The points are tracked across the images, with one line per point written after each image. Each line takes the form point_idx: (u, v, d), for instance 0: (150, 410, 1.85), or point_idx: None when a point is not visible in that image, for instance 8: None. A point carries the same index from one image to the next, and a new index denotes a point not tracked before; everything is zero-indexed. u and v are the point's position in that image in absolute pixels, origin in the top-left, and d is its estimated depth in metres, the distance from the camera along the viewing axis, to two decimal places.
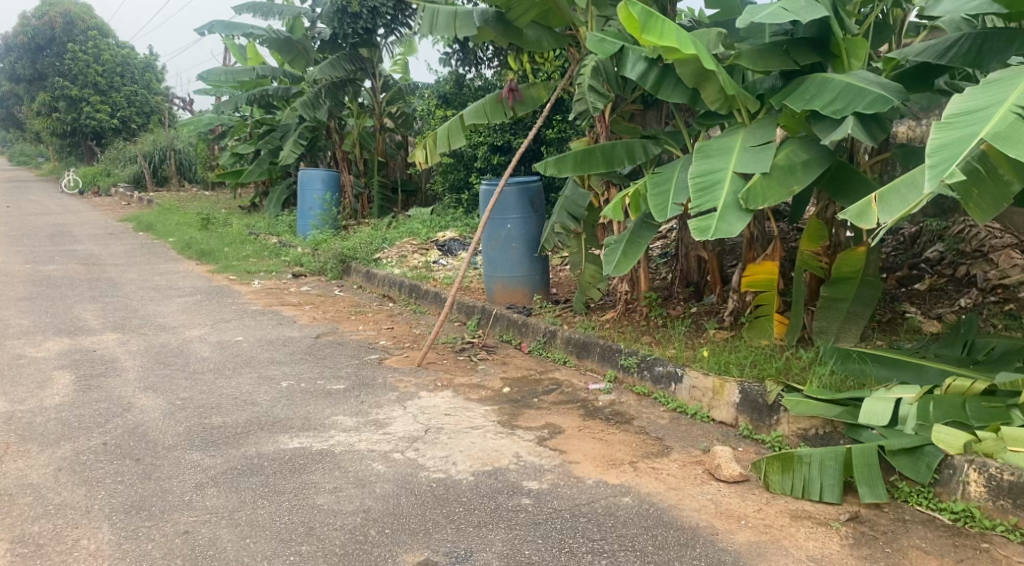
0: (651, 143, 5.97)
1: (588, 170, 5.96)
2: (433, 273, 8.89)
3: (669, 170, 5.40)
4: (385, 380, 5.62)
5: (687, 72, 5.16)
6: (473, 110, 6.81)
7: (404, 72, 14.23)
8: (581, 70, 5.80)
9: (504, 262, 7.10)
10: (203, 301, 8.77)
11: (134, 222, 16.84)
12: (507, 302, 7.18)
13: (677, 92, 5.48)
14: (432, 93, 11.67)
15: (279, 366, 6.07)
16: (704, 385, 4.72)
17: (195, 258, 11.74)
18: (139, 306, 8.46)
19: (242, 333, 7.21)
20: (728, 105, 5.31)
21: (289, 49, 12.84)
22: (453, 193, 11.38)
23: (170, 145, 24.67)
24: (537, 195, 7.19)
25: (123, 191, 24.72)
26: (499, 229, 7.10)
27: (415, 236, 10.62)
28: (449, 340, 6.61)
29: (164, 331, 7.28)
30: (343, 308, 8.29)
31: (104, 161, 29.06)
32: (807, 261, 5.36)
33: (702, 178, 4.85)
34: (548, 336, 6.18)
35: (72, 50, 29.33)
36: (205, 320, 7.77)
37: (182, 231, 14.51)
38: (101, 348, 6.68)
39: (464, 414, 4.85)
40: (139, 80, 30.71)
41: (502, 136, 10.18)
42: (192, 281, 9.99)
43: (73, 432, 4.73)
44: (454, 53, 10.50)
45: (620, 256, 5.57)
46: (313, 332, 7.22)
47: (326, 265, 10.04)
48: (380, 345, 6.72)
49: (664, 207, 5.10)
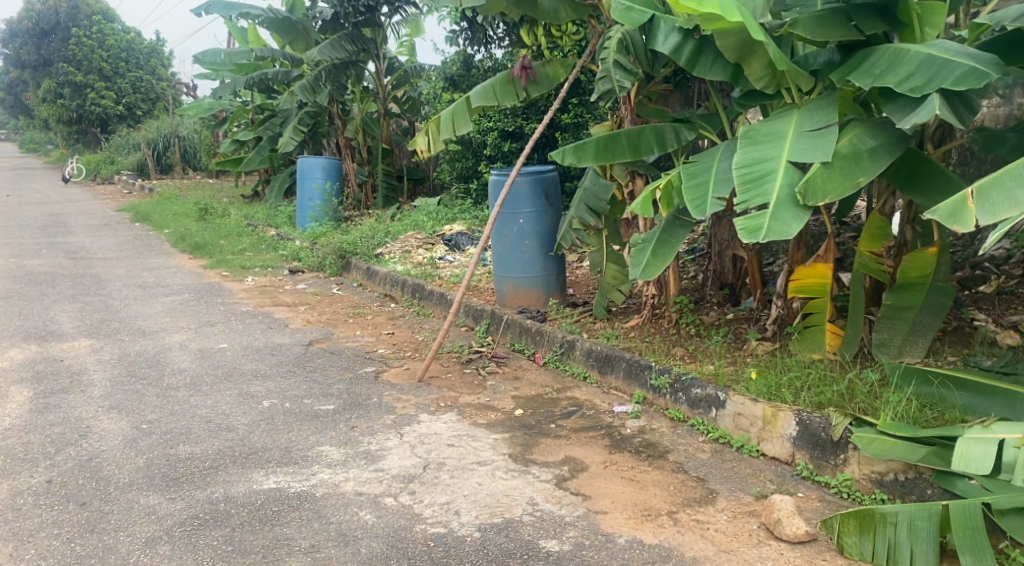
0: (684, 126, 5.25)
1: (612, 159, 5.25)
2: (438, 270, 8.20)
3: (707, 159, 4.66)
4: (380, 400, 4.94)
5: (729, 44, 4.49)
6: (481, 91, 6.10)
7: (410, 54, 13.50)
8: (605, 43, 5.08)
9: (516, 261, 6.41)
10: (190, 300, 8.12)
11: (131, 212, 16.23)
12: (519, 305, 6.48)
13: (716, 68, 4.76)
14: (439, 75, 10.96)
15: (264, 381, 5.41)
16: (752, 413, 4.01)
17: (188, 252, 11.09)
18: (121, 307, 7.82)
19: (227, 339, 6.56)
20: (776, 83, 4.59)
21: (289, 30, 12.22)
22: (461, 182, 10.68)
23: (174, 132, 24.05)
24: (553, 185, 6.45)
25: (127, 179, 24.17)
26: (510, 225, 6.40)
27: (420, 229, 9.92)
28: (454, 349, 5.92)
29: (143, 337, 6.63)
30: (340, 309, 7.61)
31: (109, 148, 28.53)
32: (867, 263, 4.60)
33: (748, 170, 4.13)
34: (566, 346, 5.47)
35: (77, 35, 28.75)
36: (190, 323, 7.12)
37: (179, 222, 13.87)
38: (70, 358, 6.04)
39: (470, 445, 4.16)
40: (144, 66, 30.16)
41: (513, 122, 9.46)
42: (182, 277, 9.34)
43: (15, 466, 4.08)
44: (461, 32, 9.81)
45: (650, 258, 4.85)
46: (306, 338, 6.55)
47: (325, 260, 9.37)
48: (377, 355, 6.03)
49: (703, 204, 4.39)
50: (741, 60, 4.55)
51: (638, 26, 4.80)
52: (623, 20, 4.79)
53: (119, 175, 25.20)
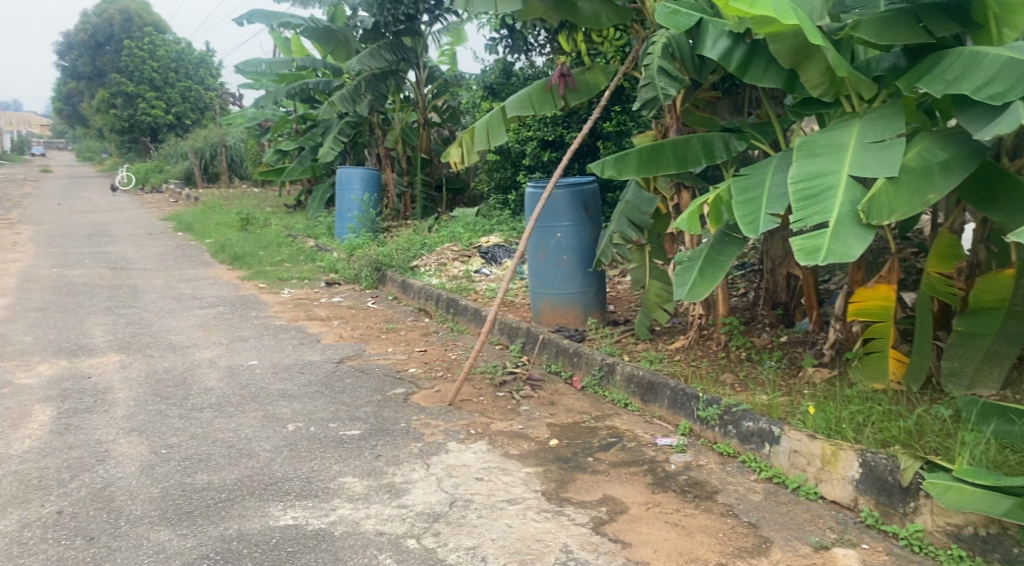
0: (735, 137, 4.93)
1: (656, 170, 4.95)
2: (474, 284, 7.95)
3: (760, 171, 4.35)
4: (407, 425, 4.69)
5: (784, 49, 4.17)
6: (518, 99, 5.85)
7: (451, 62, 13.32)
8: (649, 49, 4.78)
9: (553, 277, 6.12)
10: (224, 314, 8.00)
11: (175, 222, 16.33)
12: (557, 323, 6.19)
13: (770, 75, 4.43)
14: (478, 83, 10.73)
15: (290, 402, 5.20)
16: (809, 451, 3.68)
17: (226, 262, 11.03)
18: (155, 320, 7.72)
19: (257, 355, 6.39)
20: (835, 91, 4.25)
21: (329, 40, 12.13)
22: (500, 193, 10.43)
23: (220, 141, 24.30)
24: (593, 198, 6.16)
25: (174, 187, 24.49)
26: (547, 239, 6.11)
27: (457, 241, 9.69)
28: (488, 369, 5.65)
29: (172, 352, 6.49)
30: (374, 324, 7.40)
31: (159, 157, 29.01)
32: (935, 285, 4.21)
33: (804, 184, 3.80)
34: (605, 370, 5.16)
35: (129, 46, 29.29)
36: (221, 337, 6.98)
37: (220, 232, 13.87)
38: (98, 374, 5.92)
39: (501, 480, 3.89)
40: (193, 76, 30.58)
41: (554, 130, 9.19)
42: (218, 289, 9.23)
43: (27, 494, 3.91)
44: (502, 39, 9.59)
45: (697, 278, 4.54)
46: (336, 355, 6.34)
47: (360, 272, 9.19)
48: (408, 374, 5.79)
49: (755, 222, 4.09)
50: (797, 65, 4.23)
51: (684, 30, 4.50)
52: (668, 24, 4.52)
53: (166, 184, 25.56)
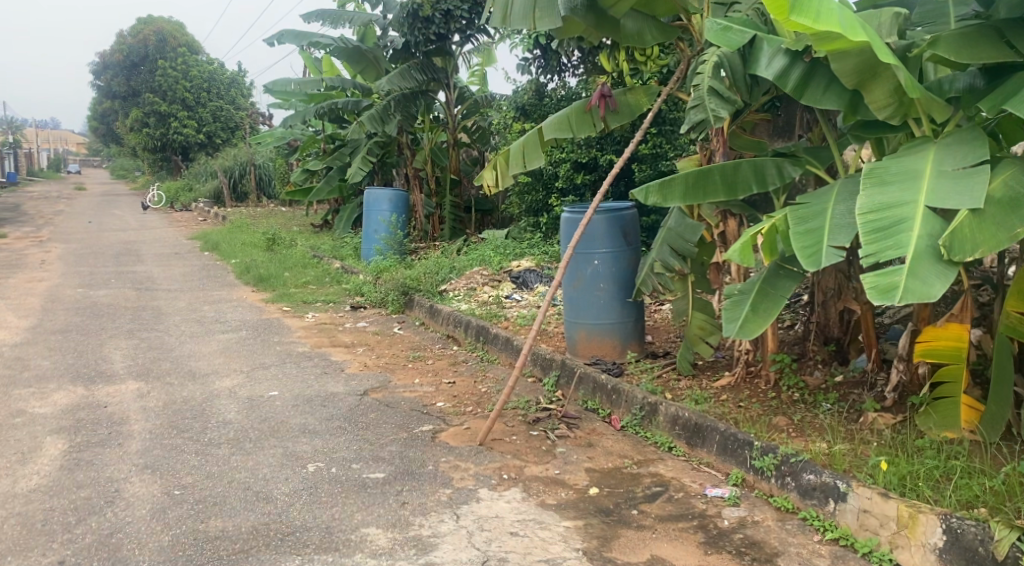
0: (789, 162, 4.59)
1: (703, 197, 4.62)
2: (504, 311, 7.65)
3: (821, 201, 4.02)
4: (435, 468, 4.38)
5: (848, 68, 3.90)
6: (555, 121, 5.57)
7: (481, 83, 13.12)
8: (699, 68, 4.45)
9: (590, 306, 5.79)
10: (247, 339, 7.75)
11: (202, 241, 16.23)
12: (593, 355, 5.85)
13: (830, 96, 4.12)
14: (509, 104, 10.48)
15: (311, 438, 4.90)
16: (882, 512, 3.37)
17: (251, 284, 10.84)
18: (176, 345, 7.49)
19: (278, 385, 6.11)
20: (903, 113, 3.96)
21: (359, 59, 11.99)
22: (531, 216, 10.15)
23: (250, 160, 24.34)
24: (632, 223, 5.84)
25: (203, 206, 24.52)
26: (584, 266, 5.79)
27: (486, 265, 9.40)
28: (520, 405, 5.32)
29: (192, 381, 6.25)
30: (400, 352, 7.12)
31: (190, 175, 29.17)
32: (1015, 325, 3.85)
33: (875, 215, 3.48)
34: (647, 410, 4.82)
35: (162, 66, 29.52)
36: (242, 365, 6.72)
37: (247, 252, 13.71)
38: (114, 404, 5.67)
39: (538, 535, 3.57)
40: (224, 95, 30.77)
41: (587, 152, 8.91)
42: (241, 313, 9.02)
43: (30, 541, 3.65)
44: (534, 59, 9.36)
45: (749, 313, 4.21)
46: (361, 387, 6.05)
47: (387, 296, 8.92)
48: (436, 409, 5.47)
49: (817, 255, 3.75)
50: (861, 85, 3.95)
51: (737, 48, 4.20)
52: (720, 41, 4.21)
53: (196, 203, 25.65)
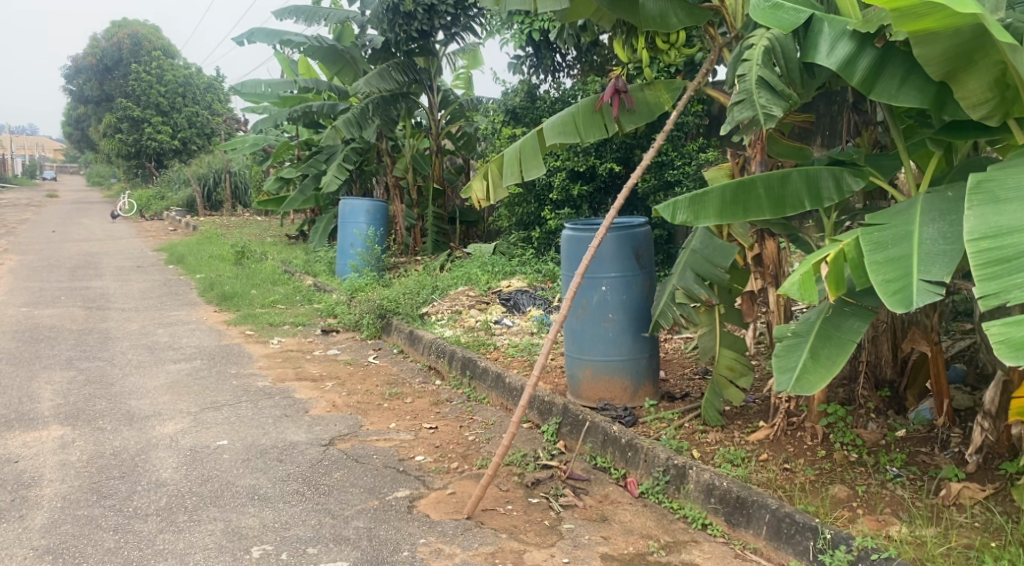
0: (848, 172, 3.75)
1: (744, 215, 3.79)
2: (493, 339, 6.76)
3: (901, 222, 3.25)
4: (412, 555, 3.49)
5: (936, 53, 3.16)
6: (558, 123, 4.72)
7: (467, 87, 12.28)
8: (744, 55, 3.56)
9: (596, 341, 4.93)
10: (200, 371, 6.80)
11: (168, 253, 15.20)
12: (599, 398, 4.97)
13: (908, 91, 3.35)
14: (497, 107, 9.63)
15: (260, 508, 3.98)
16: None
17: (215, 302, 9.89)
18: (118, 378, 6.52)
19: (229, 432, 5.18)
20: (1004, 111, 3.20)
21: (335, 59, 11.14)
22: (521, 230, 9.28)
23: (225, 167, 23.34)
24: (645, 243, 4.96)
25: (174, 215, 23.46)
26: (590, 292, 4.92)
27: (473, 284, 8.52)
28: (516, 462, 4.45)
29: (128, 425, 5.31)
30: (375, 387, 6.21)
31: (163, 183, 28.06)
32: None
33: (990, 242, 2.73)
34: (673, 475, 3.98)
35: (137, 70, 28.39)
36: (190, 405, 5.78)
37: (213, 266, 12.72)
38: (27, 458, 4.72)
39: None
40: (201, 101, 29.72)
41: (585, 160, 8.08)
42: (198, 337, 8.06)
43: None
44: (525, 58, 8.54)
45: (808, 361, 3.47)
46: (326, 434, 5.13)
47: (362, 319, 8.01)
48: (414, 465, 4.57)
49: (905, 291, 2.99)
50: (952, 76, 3.20)
51: (790, 29, 3.39)
52: (769, 21, 3.41)
53: (168, 212, 24.60)
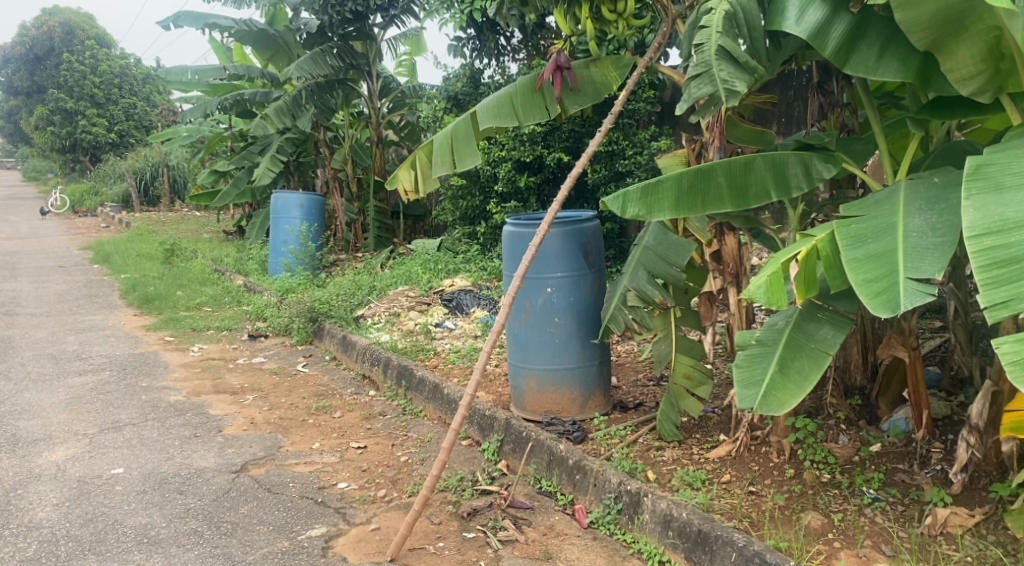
0: (818, 157, 3.31)
1: (703, 208, 3.34)
2: (433, 343, 6.23)
3: (882, 213, 2.82)
4: None
5: (922, 18, 2.73)
6: (493, 105, 4.21)
7: (410, 74, 11.70)
8: (701, 22, 3.09)
9: (541, 348, 4.43)
10: (107, 384, 6.13)
11: (94, 252, 14.30)
12: (545, 411, 4.49)
13: (888, 64, 2.91)
14: (439, 94, 9.07)
15: (147, 555, 3.41)
16: None
17: (135, 305, 9.16)
18: (10, 395, 5.83)
19: (127, 457, 4.57)
20: (998, 85, 2.77)
21: (267, 44, 10.45)
22: (466, 224, 8.75)
23: (162, 161, 22.30)
24: (594, 239, 4.47)
25: (108, 211, 22.36)
26: (534, 294, 4.41)
27: (413, 283, 7.97)
28: (450, 488, 3.93)
29: (11, 451, 4.66)
30: (301, 400, 5.63)
31: (96, 177, 26.79)
32: None
33: (995, 239, 2.30)
34: (626, 502, 3.53)
35: (67, 60, 27.07)
36: (87, 425, 5.13)
37: (140, 266, 11.93)
38: None
39: None
40: (139, 92, 28.47)
41: (532, 150, 7.60)
42: (111, 345, 7.36)
43: None
44: (467, 41, 8.00)
45: (776, 375, 3.02)
46: (239, 458, 4.55)
47: (292, 323, 7.41)
48: (335, 494, 4.03)
49: (890, 294, 2.54)
50: (938, 45, 2.77)
51: None
52: None
53: (103, 208, 23.47)
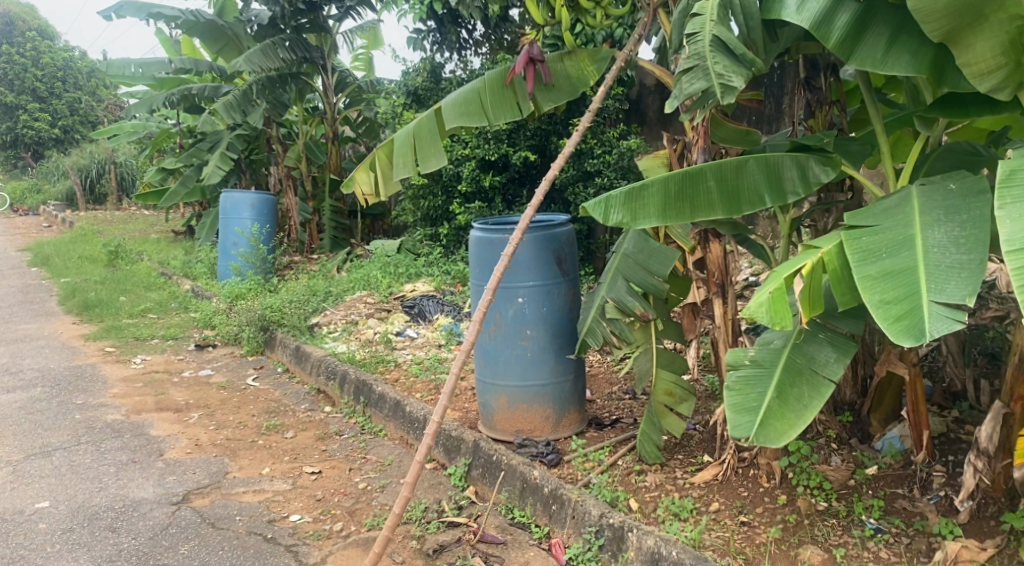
0: (816, 159, 3.02)
1: (692, 214, 3.04)
2: (394, 354, 5.86)
3: (897, 224, 2.55)
4: None
5: (938, 5, 2.48)
6: (459, 100, 3.87)
7: (367, 69, 11.27)
8: (695, 11, 2.84)
9: (512, 363, 4.11)
10: (38, 402, 5.66)
11: (33, 254, 13.59)
12: (516, 431, 4.17)
13: (897, 57, 2.65)
14: (398, 89, 8.68)
15: None
16: None
17: (74, 312, 8.62)
18: None
19: (54, 488, 4.14)
20: (1018, 82, 2.51)
21: (215, 35, 9.93)
22: (427, 226, 8.38)
23: (109, 157, 21.43)
24: (568, 245, 4.16)
25: (52, 209, 21.44)
26: (504, 304, 4.09)
27: (371, 288, 7.58)
28: (414, 521, 3.60)
29: None
30: (251, 418, 5.23)
31: (39, 175, 25.72)
32: None
33: None
34: (609, 537, 3.24)
35: (7, 51, 25.93)
36: (12, 451, 4.67)
37: (81, 269, 11.32)
38: None
39: None
40: (84, 86, 27.40)
41: (497, 148, 7.27)
42: (45, 357, 6.85)
43: None
44: (427, 33, 7.64)
45: (774, 402, 2.74)
46: (180, 487, 4.14)
47: (243, 331, 6.97)
48: (287, 528, 3.67)
49: (911, 318, 2.28)
50: (954, 36, 2.51)
51: None
52: None
53: (46, 206, 22.51)
